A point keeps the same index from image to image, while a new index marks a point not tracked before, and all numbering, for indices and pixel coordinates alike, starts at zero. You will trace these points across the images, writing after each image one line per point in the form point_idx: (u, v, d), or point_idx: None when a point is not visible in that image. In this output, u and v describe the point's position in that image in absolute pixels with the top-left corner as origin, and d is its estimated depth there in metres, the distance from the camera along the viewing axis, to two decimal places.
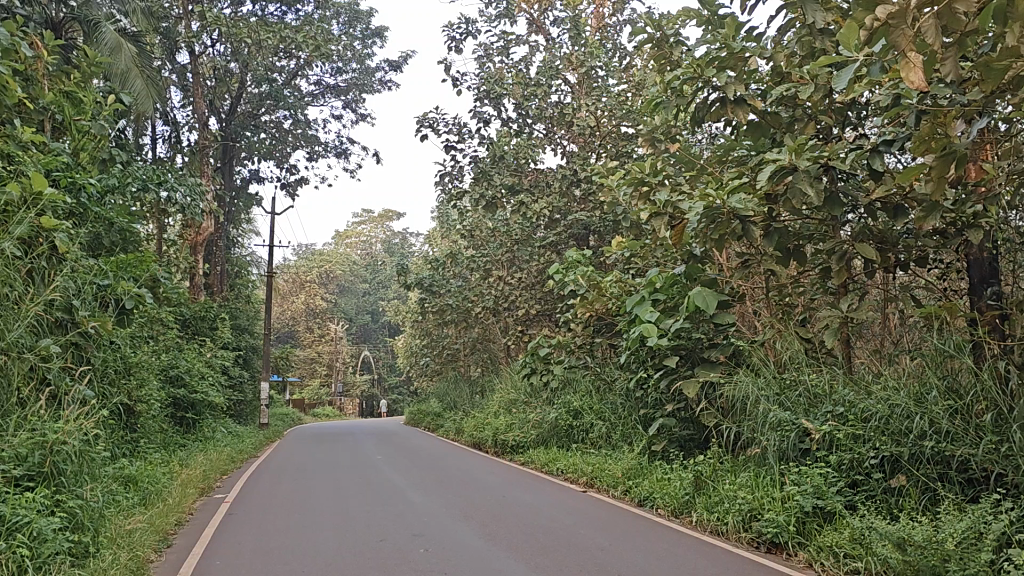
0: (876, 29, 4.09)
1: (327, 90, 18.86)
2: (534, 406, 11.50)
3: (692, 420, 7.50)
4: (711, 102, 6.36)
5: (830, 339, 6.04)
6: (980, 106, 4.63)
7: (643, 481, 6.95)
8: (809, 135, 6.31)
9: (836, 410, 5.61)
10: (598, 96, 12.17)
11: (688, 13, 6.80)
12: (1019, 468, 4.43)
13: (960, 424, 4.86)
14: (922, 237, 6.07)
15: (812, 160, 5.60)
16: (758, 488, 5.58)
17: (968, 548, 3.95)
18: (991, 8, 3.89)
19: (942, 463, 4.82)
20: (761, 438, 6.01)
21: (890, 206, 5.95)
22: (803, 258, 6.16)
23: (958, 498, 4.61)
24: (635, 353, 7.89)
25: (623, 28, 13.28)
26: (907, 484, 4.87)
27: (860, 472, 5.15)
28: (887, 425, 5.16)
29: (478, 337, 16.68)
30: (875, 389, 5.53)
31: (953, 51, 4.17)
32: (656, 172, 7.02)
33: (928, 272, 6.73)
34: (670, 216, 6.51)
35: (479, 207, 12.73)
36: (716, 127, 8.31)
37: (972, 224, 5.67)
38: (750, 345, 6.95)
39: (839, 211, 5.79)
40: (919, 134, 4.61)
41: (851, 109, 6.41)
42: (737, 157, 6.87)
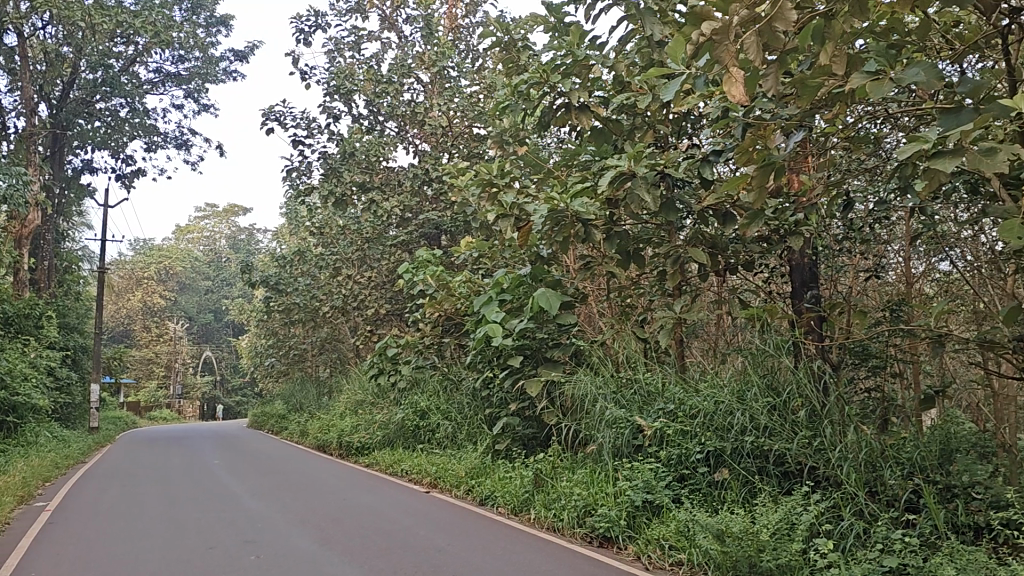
0: (701, 44, 4.34)
1: (168, 78, 18.07)
2: (380, 406, 11.43)
3: (534, 419, 7.67)
4: (557, 107, 6.51)
5: (664, 339, 6.32)
6: (798, 121, 4.98)
7: (485, 481, 7.05)
8: (647, 142, 6.59)
9: (667, 407, 5.87)
10: (450, 96, 12.26)
11: (535, 19, 6.94)
12: (829, 462, 4.79)
13: (778, 420, 5.20)
14: (750, 243, 6.44)
15: (649, 168, 5.83)
16: (593, 484, 5.76)
17: (781, 538, 4.20)
18: (807, 28, 4.20)
19: (760, 458, 5.12)
20: (597, 436, 6.21)
21: (721, 213, 6.27)
22: (641, 261, 6.40)
23: (775, 490, 4.89)
24: (481, 353, 7.98)
25: (476, 30, 13.40)
26: (729, 478, 5.11)
27: (687, 466, 5.38)
28: (712, 421, 5.44)
29: (326, 338, 16.43)
30: (702, 387, 5.80)
31: (773, 69, 4.46)
32: (504, 174, 7.13)
33: (756, 276, 7.15)
34: (516, 217, 6.63)
35: (328, 204, 12.53)
36: (561, 133, 8.53)
37: (794, 232, 6.08)
38: (591, 345, 7.17)
39: (675, 217, 6.05)
40: (742, 146, 4.98)
41: (688, 119, 6.72)
42: (581, 161, 7.05)
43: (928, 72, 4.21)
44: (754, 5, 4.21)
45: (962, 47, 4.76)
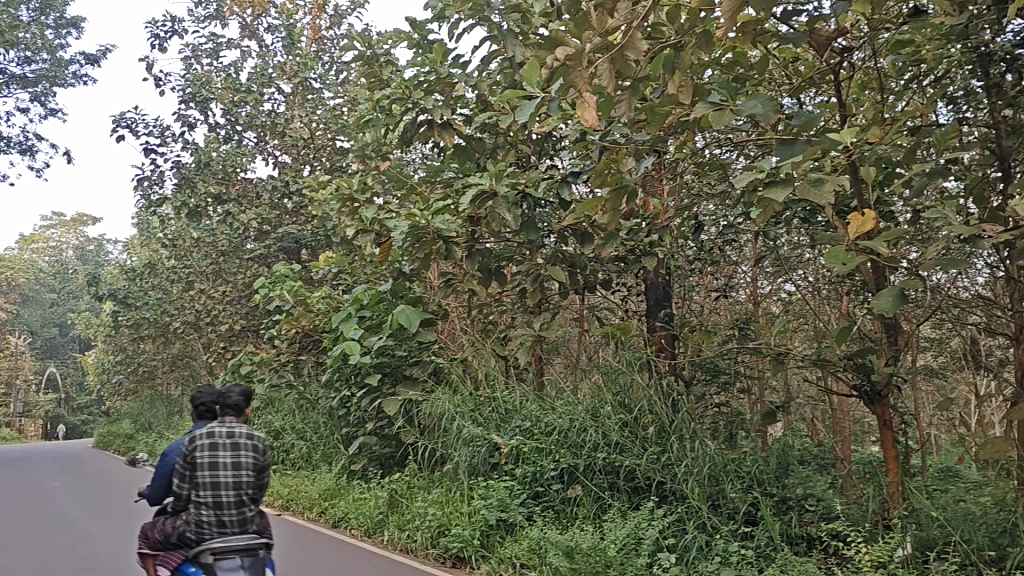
0: (556, 69, 4.44)
1: (9, 79, 17.03)
2: (233, 425, 11.08)
3: (391, 438, 7.64)
4: (419, 123, 6.52)
5: (523, 356, 6.41)
6: (649, 147, 5.17)
7: (340, 502, 6.96)
8: (509, 161, 6.70)
9: (523, 425, 5.99)
10: (313, 108, 12.10)
11: (399, 34, 6.93)
12: (676, 477, 4.99)
13: (628, 436, 5.37)
14: (607, 263, 6.61)
15: (510, 187, 5.91)
16: (448, 504, 5.79)
17: (627, 554, 4.31)
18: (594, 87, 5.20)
19: (611, 474, 5.27)
20: (454, 455, 6.28)
21: (580, 232, 6.40)
22: (502, 279, 6.47)
23: (624, 505, 5.05)
24: (339, 371, 7.88)
25: (339, 43, 13.29)
26: (581, 494, 5.23)
27: (541, 484, 5.47)
28: (566, 438, 5.58)
29: (178, 354, 15.83)
30: (557, 405, 5.94)
31: (626, 95, 4.62)
32: (365, 189, 7.06)
33: (613, 295, 7.37)
34: (376, 233, 6.56)
35: (182, 216, 12.11)
36: (424, 150, 8.56)
37: (648, 252, 6.30)
38: (450, 362, 7.20)
39: (535, 236, 6.15)
40: (597, 168, 5.16)
41: (548, 140, 6.87)
42: (444, 179, 7.08)
43: (766, 105, 4.48)
44: (609, 33, 4.37)
45: (798, 82, 5.10)
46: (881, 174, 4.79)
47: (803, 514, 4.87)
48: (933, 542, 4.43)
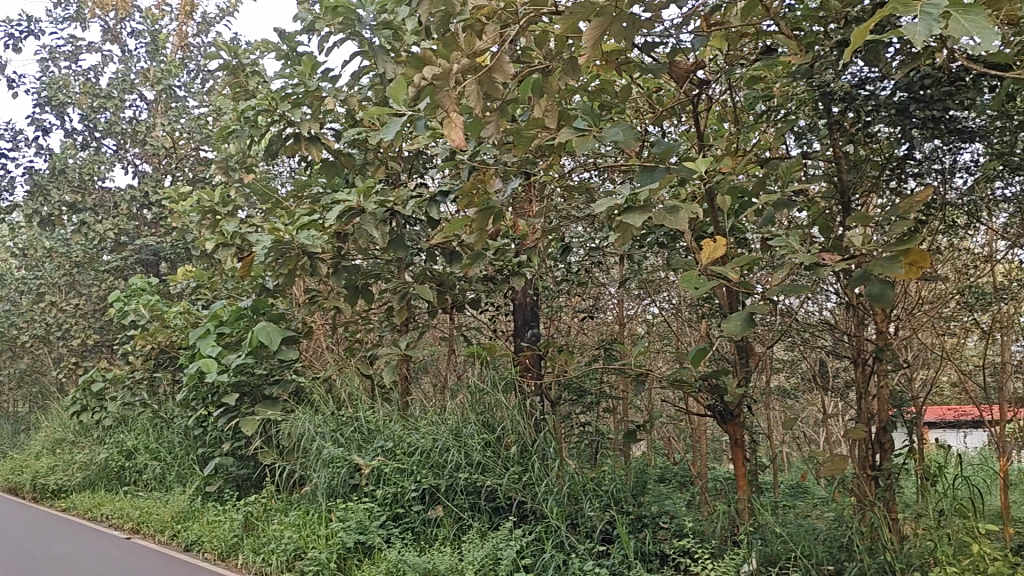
0: (423, 87, 4.44)
1: None
2: (81, 445, 10.53)
3: (249, 458, 7.44)
4: (285, 136, 6.42)
5: (388, 376, 6.36)
6: (516, 169, 5.26)
7: (192, 525, 6.72)
8: (378, 178, 6.66)
9: (385, 446, 6.02)
10: (176, 117, 11.74)
11: (267, 45, 6.81)
12: (535, 496, 5.28)
13: (490, 455, 5.65)
14: (475, 283, 6.63)
15: (378, 205, 5.87)
16: (305, 527, 5.74)
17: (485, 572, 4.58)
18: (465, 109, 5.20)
19: (472, 494, 5.51)
20: (313, 476, 6.23)
21: (448, 252, 6.37)
22: (369, 296, 6.41)
23: (484, 525, 5.31)
24: (196, 389, 7.61)
25: (207, 50, 12.91)
26: (442, 515, 5.45)
27: (402, 505, 5.61)
28: (428, 459, 5.76)
29: (24, 371, 14.93)
30: (420, 425, 6.09)
31: (493, 117, 4.69)
32: (227, 202, 6.88)
33: (481, 314, 7.41)
34: (238, 248, 6.36)
35: (31, 224, 11.58)
36: (291, 164, 8.42)
37: (516, 273, 6.43)
38: (312, 381, 7.09)
39: (402, 254, 6.13)
40: (464, 189, 5.20)
41: (418, 158, 6.87)
42: (311, 194, 6.99)
43: (627, 132, 4.62)
44: (477, 55, 4.42)
45: (659, 111, 5.29)
46: (735, 203, 5.01)
47: (657, 531, 5.04)
48: (777, 557, 4.64)
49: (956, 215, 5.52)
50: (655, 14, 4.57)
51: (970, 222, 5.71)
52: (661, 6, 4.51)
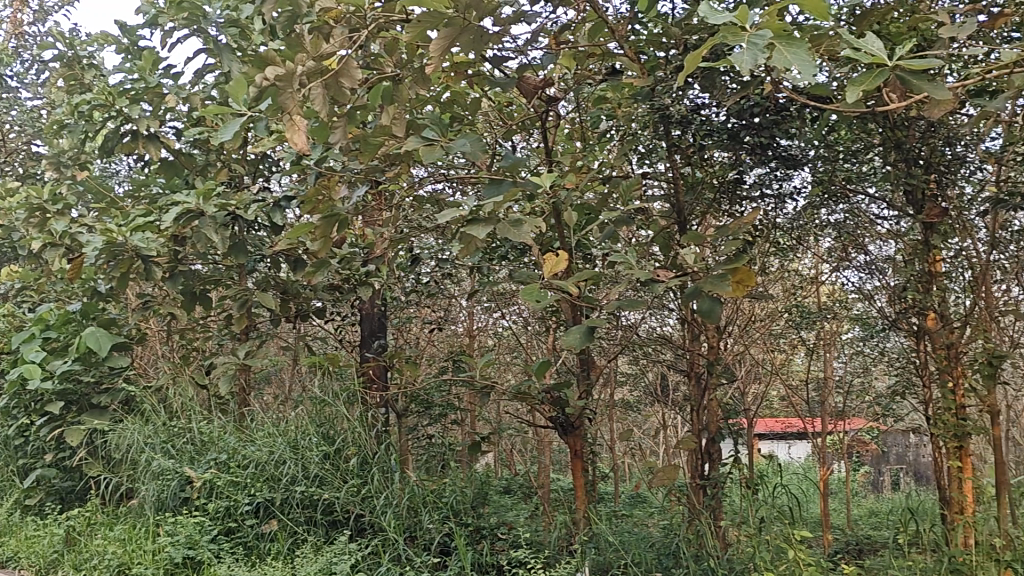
0: (265, 89, 4.30)
1: None
2: None
3: (73, 471, 7.01)
4: (122, 133, 6.14)
5: (225, 385, 6.13)
6: (362, 178, 5.23)
7: (8, 541, 6.20)
8: (221, 180, 6.43)
9: (219, 458, 5.84)
10: (6, 109, 10.99)
11: (106, 37, 6.48)
12: (374, 509, 5.38)
13: (329, 468, 5.65)
14: (321, 291, 6.50)
15: (219, 208, 5.65)
16: (130, 542, 5.46)
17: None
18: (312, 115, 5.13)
19: (309, 507, 5.50)
20: (141, 489, 5.94)
21: (293, 258, 6.21)
22: (208, 303, 6.18)
23: (319, 539, 5.31)
24: (16, 397, 7.11)
25: (43, 40, 12.14)
26: (277, 529, 5.39)
27: (235, 519, 5.48)
28: (262, 471, 5.67)
29: None
30: (257, 437, 5.94)
31: (341, 123, 4.65)
32: (57, 199, 6.48)
33: (328, 323, 7.26)
34: (66, 248, 5.99)
35: None
36: (130, 162, 8.04)
37: (363, 282, 6.37)
38: (144, 390, 6.75)
39: (244, 259, 5.94)
40: (308, 195, 5.12)
41: (264, 162, 6.70)
42: (149, 195, 6.69)
43: (474, 145, 4.69)
44: (323, 59, 4.34)
45: (508, 125, 5.35)
46: (579, 218, 5.12)
47: (494, 542, 5.24)
48: (610, 564, 4.77)
49: (782, 238, 5.86)
50: (503, 29, 4.63)
51: (796, 245, 6.05)
52: (509, 21, 4.57)
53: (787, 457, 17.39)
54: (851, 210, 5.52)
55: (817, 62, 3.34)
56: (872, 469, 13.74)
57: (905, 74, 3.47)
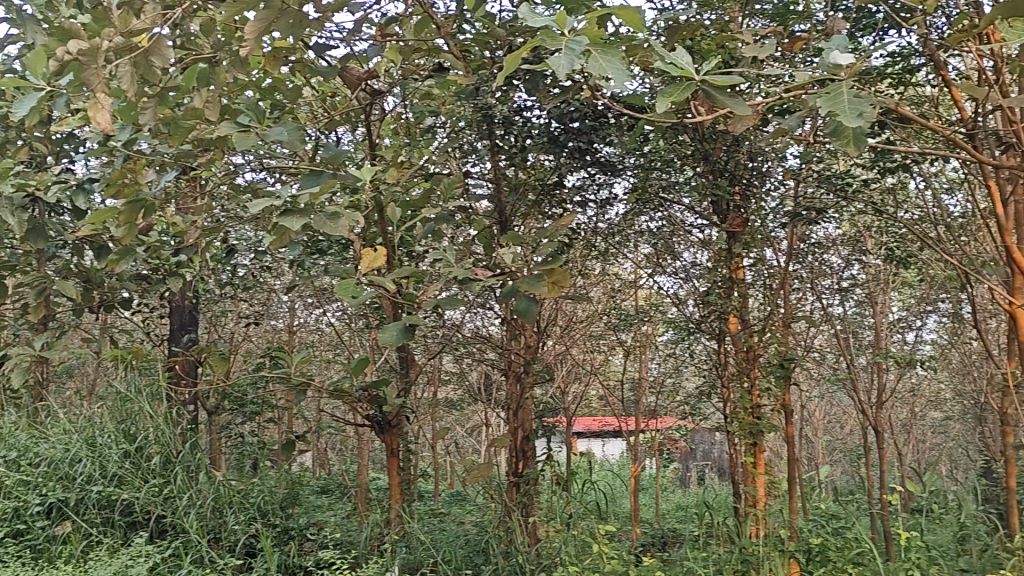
0: (66, 63, 3.93)
1: None
2: None
3: None
4: None
5: (17, 379, 5.67)
6: (172, 162, 4.97)
7: None
8: (19, 158, 5.95)
9: (8, 457, 5.43)
10: None
11: None
12: (176, 510, 5.17)
13: (128, 467, 5.37)
14: (128, 281, 6.14)
15: (14, 188, 5.22)
16: None
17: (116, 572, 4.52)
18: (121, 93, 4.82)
19: (106, 508, 5.20)
20: None
21: (97, 245, 5.84)
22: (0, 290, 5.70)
23: (116, 541, 5.03)
24: None
25: None
26: (70, 531, 5.06)
27: (24, 522, 5.13)
28: (56, 471, 5.34)
29: None
30: (52, 435, 5.58)
31: (151, 103, 4.41)
32: None
33: (137, 316, 6.87)
34: None
35: None
36: None
37: (174, 274, 6.08)
38: None
39: (42, 244, 5.52)
40: (112, 177, 4.82)
41: (69, 142, 6.26)
42: None
43: (292, 134, 4.55)
44: (132, 34, 4.07)
45: (332, 116, 5.23)
46: (401, 215, 5.07)
47: (303, 543, 5.27)
48: (419, 563, 4.84)
49: (600, 242, 6.03)
50: (326, 16, 4.51)
51: (614, 249, 6.25)
52: (331, 8, 4.45)
53: (603, 457, 18.10)
54: (665, 218, 5.75)
55: (630, 73, 3.45)
56: (681, 466, 14.47)
57: (710, 90, 3.63)
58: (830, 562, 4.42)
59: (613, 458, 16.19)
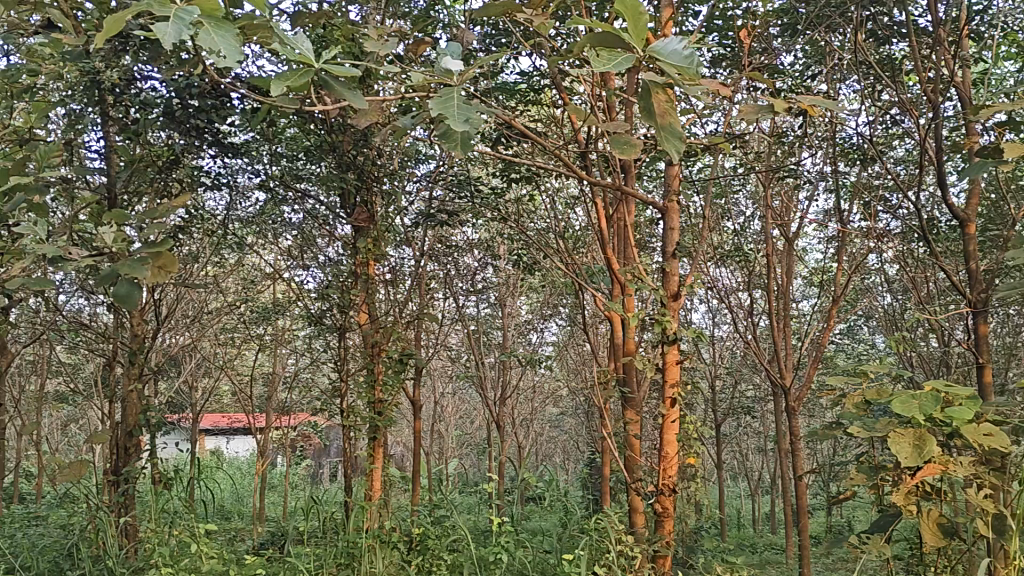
0: None
1: None
2: None
3: None
4: None
5: None
6: None
7: None
8: None
9: None
10: None
11: None
12: None
13: None
14: None
15: None
16: None
17: None
18: None
19: None
20: None
21: None
22: None
23: None
24: None
25: None
26: None
27: None
28: None
29: None
30: None
31: None
32: None
33: None
34: None
35: None
36: None
37: None
38: None
39: None
40: None
41: None
42: None
43: None
44: None
45: None
46: None
47: None
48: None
49: (228, 231, 5.78)
50: None
51: (247, 239, 6.03)
52: None
53: (240, 456, 17.51)
54: (301, 211, 5.64)
55: (248, 52, 2.64)
56: (319, 463, 14.38)
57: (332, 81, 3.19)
58: (430, 550, 4.54)
59: (248, 457, 15.70)
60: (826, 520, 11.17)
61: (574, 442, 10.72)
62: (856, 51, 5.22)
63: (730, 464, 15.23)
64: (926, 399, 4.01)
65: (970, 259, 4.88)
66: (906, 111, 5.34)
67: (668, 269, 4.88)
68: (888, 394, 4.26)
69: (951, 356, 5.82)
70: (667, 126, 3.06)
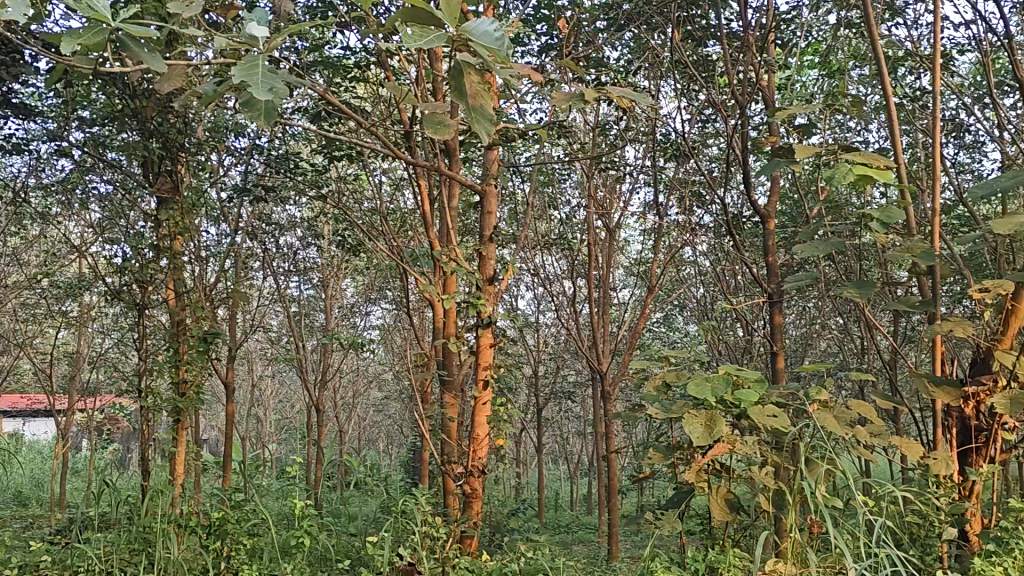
0: None
1: None
2: None
3: None
4: None
5: None
6: None
7: None
8: None
9: None
10: None
11: None
12: None
13: None
14: None
15: None
16: None
17: None
18: None
19: None
20: None
21: None
22: None
23: None
24: None
25: None
26: None
27: None
28: None
29: None
30: None
31: None
32: None
33: None
34: None
35: None
36: None
37: None
38: None
39: None
40: None
41: None
42: None
43: None
44: None
45: None
46: None
47: None
48: None
49: (22, 198, 5.41)
50: None
51: (48, 209, 5.67)
52: None
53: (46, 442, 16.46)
54: (107, 180, 5.34)
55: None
56: (135, 449, 13.70)
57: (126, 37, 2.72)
58: (229, 535, 4.37)
59: (55, 442, 14.76)
60: (642, 503, 11.68)
61: (400, 429, 10.72)
62: (673, 50, 5.40)
63: (554, 449, 15.67)
64: (718, 382, 4.20)
65: (769, 254, 5.15)
66: (718, 111, 5.57)
67: (485, 253, 4.90)
68: (685, 377, 4.44)
69: (752, 345, 6.15)
70: (478, 108, 2.86)
